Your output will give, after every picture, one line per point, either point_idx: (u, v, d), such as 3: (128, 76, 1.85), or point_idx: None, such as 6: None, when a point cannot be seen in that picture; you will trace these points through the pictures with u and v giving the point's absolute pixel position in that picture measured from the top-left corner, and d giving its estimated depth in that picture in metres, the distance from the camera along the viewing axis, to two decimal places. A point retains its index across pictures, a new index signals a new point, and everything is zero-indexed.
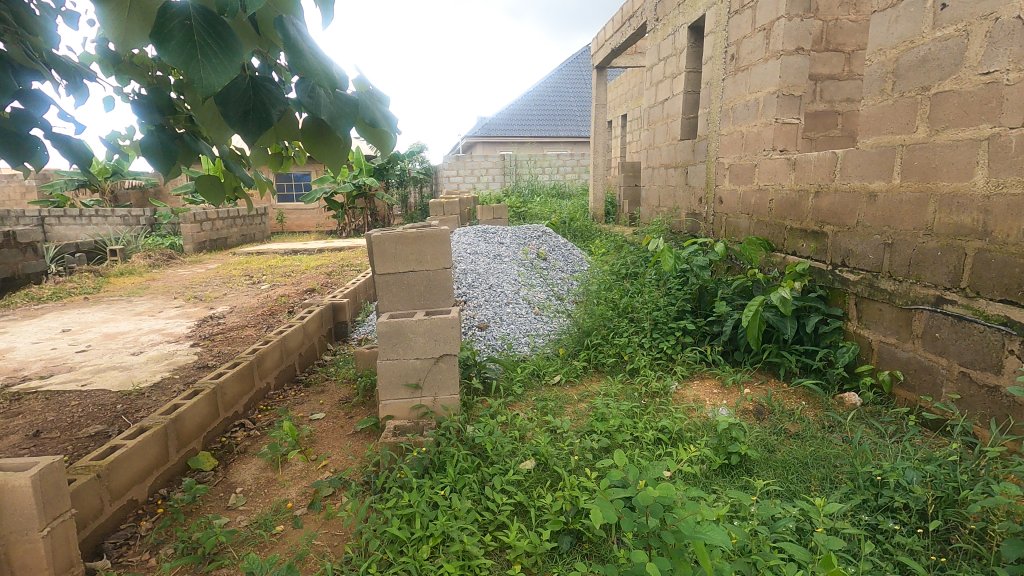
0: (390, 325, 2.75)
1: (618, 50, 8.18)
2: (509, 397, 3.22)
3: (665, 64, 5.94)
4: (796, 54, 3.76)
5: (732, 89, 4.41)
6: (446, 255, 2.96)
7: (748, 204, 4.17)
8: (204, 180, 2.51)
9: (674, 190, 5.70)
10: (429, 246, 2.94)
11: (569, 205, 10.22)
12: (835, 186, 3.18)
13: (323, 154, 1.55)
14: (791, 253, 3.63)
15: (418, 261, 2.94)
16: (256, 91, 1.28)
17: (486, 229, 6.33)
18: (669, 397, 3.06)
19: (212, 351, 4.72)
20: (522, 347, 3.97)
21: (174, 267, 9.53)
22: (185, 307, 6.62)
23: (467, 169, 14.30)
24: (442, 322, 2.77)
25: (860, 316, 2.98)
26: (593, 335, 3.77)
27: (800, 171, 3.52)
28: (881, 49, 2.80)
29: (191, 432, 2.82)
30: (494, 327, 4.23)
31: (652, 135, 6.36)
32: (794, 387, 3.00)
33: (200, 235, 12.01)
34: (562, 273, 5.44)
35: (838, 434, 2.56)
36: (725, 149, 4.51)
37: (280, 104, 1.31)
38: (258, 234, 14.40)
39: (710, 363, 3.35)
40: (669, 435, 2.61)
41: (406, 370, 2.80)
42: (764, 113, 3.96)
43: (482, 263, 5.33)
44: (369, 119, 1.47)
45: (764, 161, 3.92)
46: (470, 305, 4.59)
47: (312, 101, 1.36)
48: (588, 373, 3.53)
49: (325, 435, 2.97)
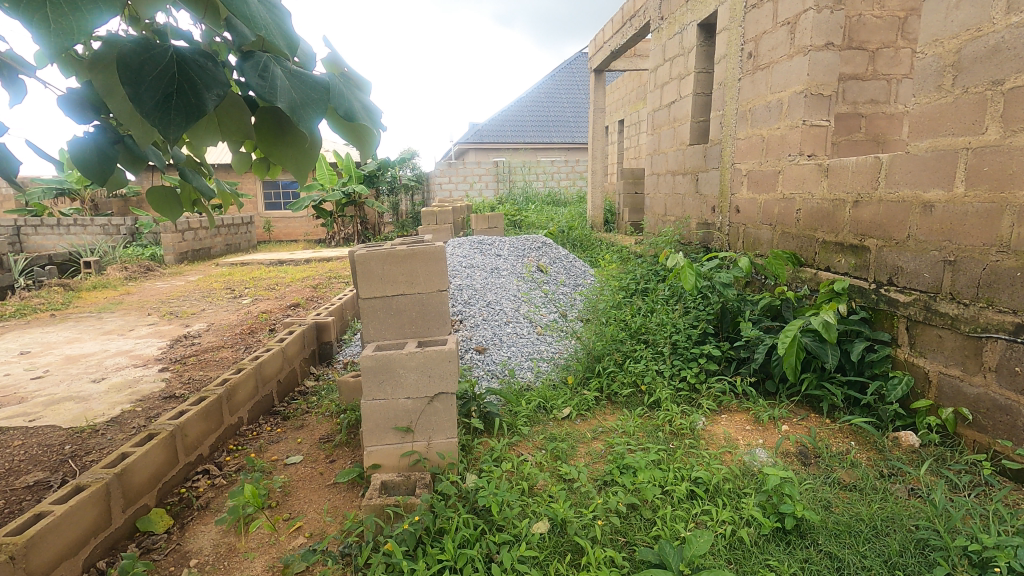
0: (377, 359, 2.35)
1: (617, 52, 7.86)
2: (514, 436, 2.83)
3: (671, 65, 5.60)
4: (826, 49, 3.41)
5: (751, 89, 4.07)
6: (442, 276, 2.57)
7: (770, 214, 3.82)
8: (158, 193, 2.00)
9: (682, 199, 5.35)
10: (421, 265, 2.54)
11: (565, 213, 9.87)
12: (879, 195, 2.83)
13: (285, 158, 1.16)
14: (824, 268, 3.27)
15: (409, 283, 2.54)
16: (181, 69, 0.89)
17: (481, 239, 5.94)
18: (697, 437, 2.68)
19: (182, 377, 4.29)
20: (524, 374, 3.58)
21: (153, 279, 9.08)
22: (159, 324, 6.17)
23: (460, 176, 13.94)
24: (439, 355, 2.38)
25: (913, 342, 2.61)
26: (605, 361, 3.40)
27: (835, 178, 3.17)
28: (936, 39, 2.45)
29: (141, 486, 2.40)
30: (493, 351, 3.85)
31: (656, 140, 6.03)
32: (840, 425, 2.62)
33: (182, 245, 11.55)
34: (565, 288, 5.06)
35: (902, 486, 2.19)
36: (742, 154, 4.17)
37: (217, 88, 0.92)
38: (244, 244, 13.94)
39: (741, 395, 2.96)
40: (705, 488, 2.23)
41: (396, 412, 2.40)
42: (788, 114, 3.61)
43: (479, 277, 4.94)
44: (346, 109, 1.10)
45: (789, 167, 3.58)
46: (466, 325, 4.20)
47: (263, 85, 0.98)
48: (601, 406, 3.14)
49: (301, 485, 2.56)
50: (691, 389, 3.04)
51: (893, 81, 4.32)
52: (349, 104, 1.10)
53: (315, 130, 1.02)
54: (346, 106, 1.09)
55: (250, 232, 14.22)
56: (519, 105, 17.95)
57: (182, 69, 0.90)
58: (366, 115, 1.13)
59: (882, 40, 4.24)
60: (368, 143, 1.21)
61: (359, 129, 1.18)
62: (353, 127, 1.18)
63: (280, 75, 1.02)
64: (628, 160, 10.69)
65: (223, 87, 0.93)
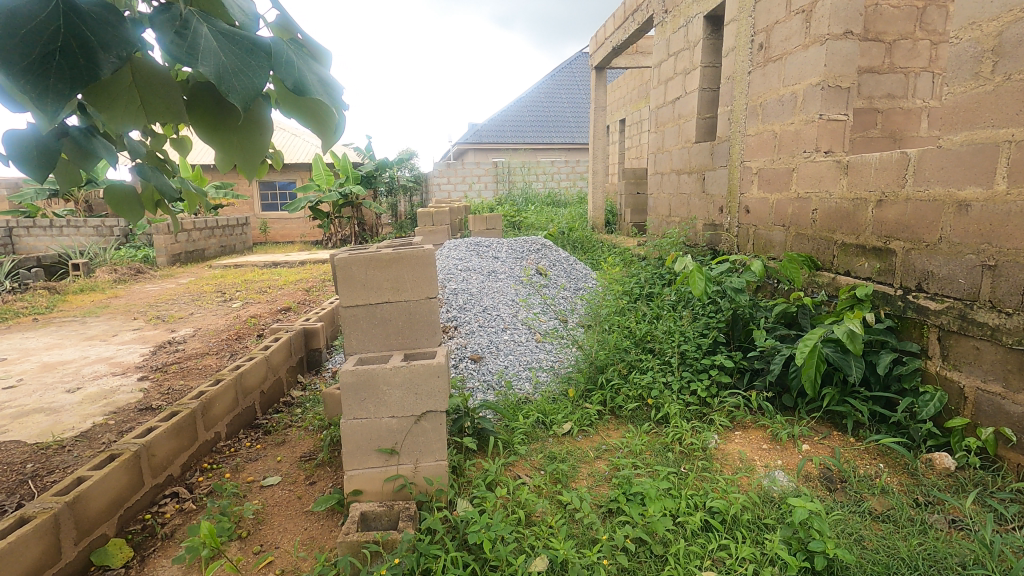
0: (358, 374, 2.13)
1: (618, 48, 7.64)
2: (510, 455, 2.61)
3: (675, 59, 5.38)
4: (845, 38, 3.19)
5: (762, 83, 3.85)
6: (431, 282, 2.35)
7: (783, 215, 3.60)
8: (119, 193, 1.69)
9: (688, 199, 5.13)
10: (408, 271, 2.32)
11: (565, 213, 9.66)
12: (906, 194, 2.61)
13: (231, 146, 0.91)
14: (844, 273, 3.05)
15: (396, 289, 2.32)
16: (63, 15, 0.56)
17: (478, 241, 5.72)
18: (709, 457, 2.45)
19: (161, 387, 4.06)
20: (522, 386, 3.36)
21: (143, 282, 8.85)
22: (144, 330, 5.95)
23: (458, 176, 13.73)
24: (427, 370, 2.15)
25: (946, 355, 2.39)
26: (608, 371, 3.18)
27: (856, 175, 2.94)
28: (972, 23, 2.23)
29: (98, 514, 2.18)
30: (489, 360, 3.63)
31: (660, 138, 5.80)
32: (867, 445, 2.39)
33: (175, 247, 11.32)
34: (566, 292, 4.83)
35: (941, 517, 1.97)
36: (753, 152, 3.95)
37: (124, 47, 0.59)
38: (239, 245, 13.73)
39: (756, 411, 2.74)
40: (720, 518, 2.01)
41: (379, 432, 2.18)
42: (803, 109, 3.39)
43: (475, 281, 4.71)
44: (295, 80, 0.87)
45: (805, 165, 3.35)
46: (461, 331, 3.97)
47: (180, 46, 0.78)
48: (605, 421, 2.92)
49: (276, 511, 2.34)
50: (702, 404, 2.82)
51: (910, 74, 4.10)
52: (301, 73, 0.88)
53: (251, 100, 0.80)
54: (296, 77, 0.87)
55: (245, 234, 14.00)
56: (519, 105, 17.73)
57: (65, 16, 0.56)
58: (322, 88, 0.91)
59: (899, 31, 4.03)
60: (330, 127, 0.99)
61: (318, 109, 0.96)
62: (310, 106, 0.96)
63: (205, 34, 0.81)
64: (630, 159, 10.48)
65: (132, 48, 0.60)
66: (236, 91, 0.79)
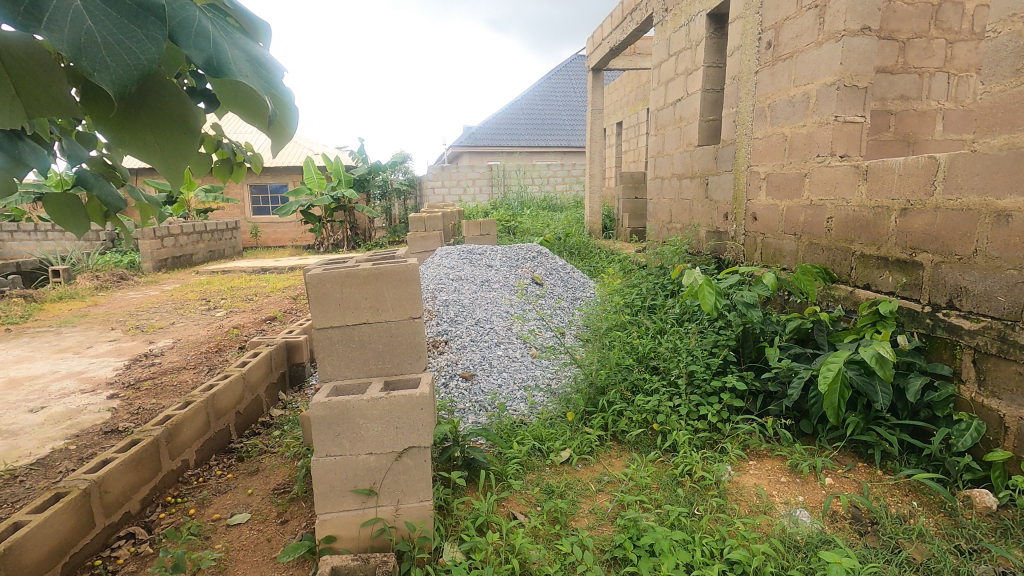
0: (331, 407, 1.88)
1: (616, 48, 7.43)
2: (504, 489, 2.37)
3: (676, 59, 5.17)
4: (862, 35, 2.97)
5: (770, 83, 3.64)
6: (415, 301, 2.11)
7: (795, 223, 3.38)
8: (53, 200, 1.30)
9: (690, 204, 4.92)
10: (389, 288, 2.08)
11: (561, 218, 9.44)
12: (935, 202, 2.40)
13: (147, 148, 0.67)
14: (864, 286, 2.83)
15: (375, 309, 2.09)
16: None
17: (470, 248, 5.49)
18: (723, 492, 2.22)
19: (131, 405, 3.80)
20: (517, 407, 3.13)
21: (125, 289, 8.56)
22: (120, 341, 5.67)
23: (452, 180, 13.51)
24: (409, 401, 1.91)
25: (984, 380, 2.18)
26: (609, 391, 2.95)
27: (876, 181, 2.73)
28: (1012, 14, 2.02)
29: (35, 566, 1.93)
30: (482, 378, 3.41)
31: (660, 142, 5.59)
32: (898, 480, 2.17)
33: (162, 252, 11.03)
34: (562, 303, 4.60)
35: (990, 569, 1.74)
36: (761, 156, 3.74)
37: None
38: (229, 250, 13.44)
39: (773, 438, 2.51)
40: (740, 570, 1.78)
41: (355, 471, 1.94)
42: (816, 110, 3.18)
43: (467, 291, 4.48)
44: (203, 60, 0.61)
45: (818, 170, 3.14)
46: (452, 345, 3.74)
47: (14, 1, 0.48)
48: (606, 447, 2.69)
49: (241, 558, 2.09)
50: (712, 430, 2.59)
51: (925, 75, 3.90)
52: (216, 46, 0.62)
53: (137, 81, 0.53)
54: (208, 51, 0.61)
55: (235, 238, 13.72)
56: (514, 107, 17.53)
57: None
58: (251, 67, 0.65)
59: (914, 30, 3.83)
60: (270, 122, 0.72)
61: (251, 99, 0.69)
62: (242, 93, 0.71)
63: None
64: (627, 163, 10.27)
65: None
66: (106, 71, 0.50)
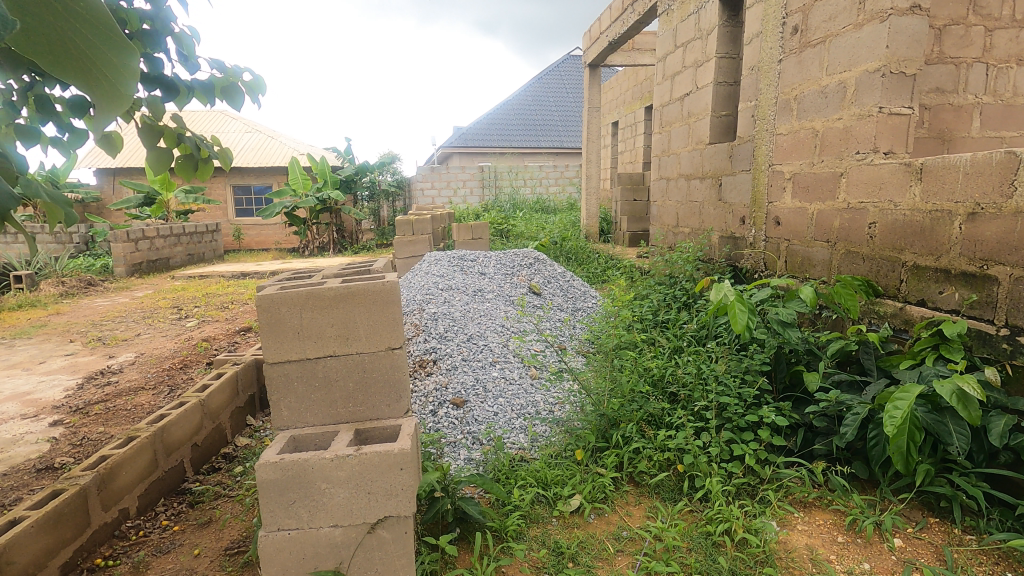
0: (284, 469, 1.46)
1: (615, 42, 7.06)
2: (504, 554, 1.95)
3: (684, 51, 4.80)
4: (912, 14, 2.60)
5: (797, 72, 3.26)
6: (395, 328, 1.69)
7: (827, 228, 3.01)
8: None
9: (700, 207, 4.54)
10: (361, 313, 1.66)
11: (556, 221, 9.05)
12: (1016, 206, 2.04)
13: None
14: (918, 303, 2.46)
15: (345, 338, 1.66)
16: None
17: (461, 254, 5.08)
18: (772, 560, 1.82)
19: (75, 435, 3.32)
20: (515, 441, 2.73)
21: (92, 297, 8.02)
22: (78, 355, 5.17)
23: (443, 181, 13.11)
24: (384, 460, 1.48)
25: None
26: (624, 425, 2.55)
27: (933, 181, 2.36)
28: None
29: None
30: (475, 406, 3.01)
31: (665, 139, 5.21)
32: (985, 545, 1.78)
33: (136, 256, 10.51)
34: (562, 315, 4.20)
35: None
36: (786, 153, 3.36)
37: None
38: (209, 253, 12.89)
39: (823, 485, 2.13)
40: None
41: (316, 549, 1.51)
42: (855, 101, 2.81)
43: (457, 301, 4.07)
44: None
45: (858, 169, 2.77)
46: (442, 365, 3.33)
47: None
48: (622, 492, 2.29)
49: None
50: (749, 474, 2.20)
51: (962, 65, 3.54)
52: None
53: None
54: None
55: (216, 241, 13.17)
56: (505, 107, 17.14)
57: None
58: None
59: (951, 15, 3.48)
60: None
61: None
62: None
63: None
64: (624, 163, 9.91)
65: None
66: None
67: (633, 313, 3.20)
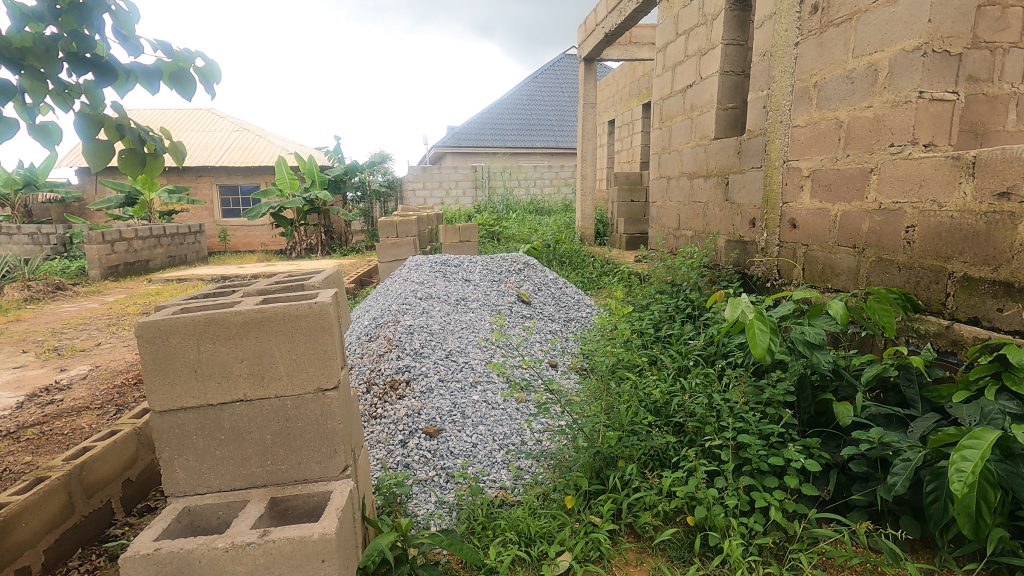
0: (162, 563, 1.10)
1: (612, 34, 6.69)
2: None
3: (686, 39, 4.43)
4: None
5: (817, 56, 2.89)
6: (325, 361, 1.30)
7: (854, 233, 2.65)
8: None
9: (705, 208, 4.17)
10: (280, 344, 1.27)
11: (550, 222, 8.68)
12: None
13: None
14: (970, 320, 2.11)
15: (261, 377, 1.27)
16: None
17: (445, 258, 4.69)
18: None
19: None
20: (495, 481, 2.34)
21: (59, 302, 7.59)
22: (26, 368, 4.74)
23: (434, 181, 12.74)
24: (300, 549, 1.13)
25: None
26: (621, 464, 2.16)
27: (990, 178, 1.99)
28: None
29: None
30: (450, 436, 2.62)
31: (666, 135, 4.84)
32: None
33: (113, 258, 10.08)
34: (553, 329, 3.81)
35: None
36: (804, 148, 2.99)
37: None
38: (192, 256, 12.45)
39: (865, 547, 1.75)
40: None
41: None
42: (888, 86, 2.44)
43: (437, 312, 3.68)
44: None
45: (893, 164, 2.40)
46: (415, 386, 2.93)
47: None
48: (620, 551, 1.90)
49: None
50: (773, 529, 1.82)
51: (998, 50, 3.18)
52: None
53: None
54: None
55: (199, 243, 12.73)
56: (499, 106, 16.76)
57: None
58: None
59: None
60: None
61: None
62: None
63: None
64: (620, 163, 9.55)
65: None
66: None
67: (630, 328, 2.82)
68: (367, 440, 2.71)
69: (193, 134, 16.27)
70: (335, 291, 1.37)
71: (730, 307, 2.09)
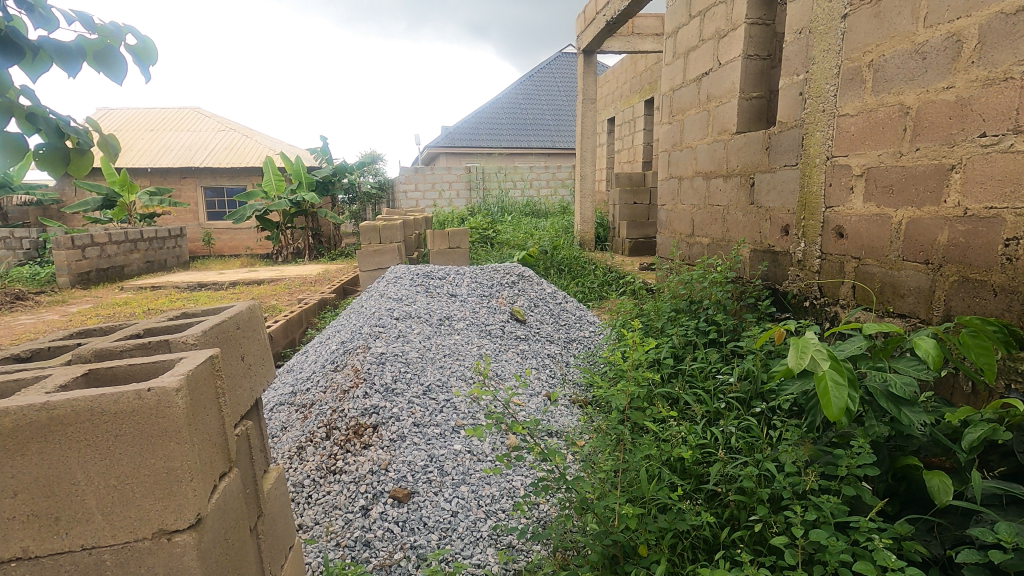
0: None
1: (614, 23, 6.17)
2: None
3: (701, 21, 3.91)
4: None
5: (874, 27, 2.37)
6: (139, 486, 0.98)
7: (927, 245, 2.14)
8: None
9: (725, 212, 3.65)
10: (71, 472, 0.96)
11: (548, 226, 8.16)
12: None
13: None
14: None
15: (52, 520, 0.96)
16: None
17: (428, 270, 4.17)
18: None
19: None
20: (479, 570, 1.81)
21: (16, 314, 7.02)
22: None
23: (427, 182, 12.21)
24: None
25: None
26: (645, 556, 1.63)
27: None
28: None
29: None
30: (424, 502, 2.09)
31: (677, 131, 4.32)
32: None
33: (84, 264, 9.51)
34: (551, 359, 3.29)
35: None
36: (855, 141, 2.48)
37: None
38: (172, 261, 11.88)
39: None
40: None
41: None
42: (979, 59, 1.92)
43: (416, 334, 3.14)
44: None
45: (988, 158, 1.89)
46: (383, 433, 2.40)
47: None
48: None
49: None
50: None
51: None
52: None
53: None
54: None
55: (180, 247, 12.17)
56: (494, 105, 16.25)
57: None
58: None
59: None
60: None
61: None
62: None
63: None
64: (620, 163, 9.05)
65: None
66: None
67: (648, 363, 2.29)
68: (321, 504, 2.18)
69: (177, 133, 15.69)
70: (186, 376, 1.01)
71: (793, 352, 1.52)
